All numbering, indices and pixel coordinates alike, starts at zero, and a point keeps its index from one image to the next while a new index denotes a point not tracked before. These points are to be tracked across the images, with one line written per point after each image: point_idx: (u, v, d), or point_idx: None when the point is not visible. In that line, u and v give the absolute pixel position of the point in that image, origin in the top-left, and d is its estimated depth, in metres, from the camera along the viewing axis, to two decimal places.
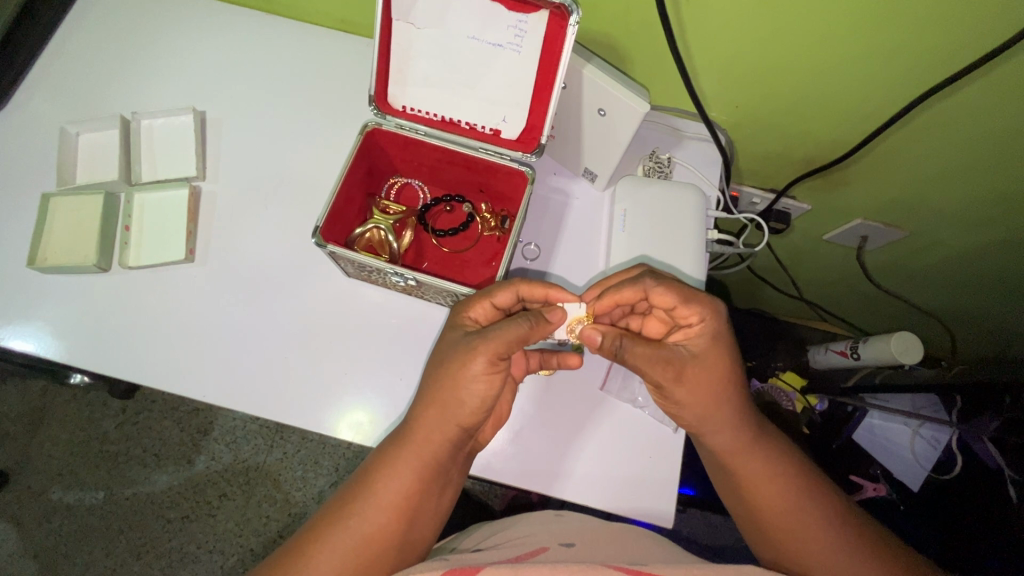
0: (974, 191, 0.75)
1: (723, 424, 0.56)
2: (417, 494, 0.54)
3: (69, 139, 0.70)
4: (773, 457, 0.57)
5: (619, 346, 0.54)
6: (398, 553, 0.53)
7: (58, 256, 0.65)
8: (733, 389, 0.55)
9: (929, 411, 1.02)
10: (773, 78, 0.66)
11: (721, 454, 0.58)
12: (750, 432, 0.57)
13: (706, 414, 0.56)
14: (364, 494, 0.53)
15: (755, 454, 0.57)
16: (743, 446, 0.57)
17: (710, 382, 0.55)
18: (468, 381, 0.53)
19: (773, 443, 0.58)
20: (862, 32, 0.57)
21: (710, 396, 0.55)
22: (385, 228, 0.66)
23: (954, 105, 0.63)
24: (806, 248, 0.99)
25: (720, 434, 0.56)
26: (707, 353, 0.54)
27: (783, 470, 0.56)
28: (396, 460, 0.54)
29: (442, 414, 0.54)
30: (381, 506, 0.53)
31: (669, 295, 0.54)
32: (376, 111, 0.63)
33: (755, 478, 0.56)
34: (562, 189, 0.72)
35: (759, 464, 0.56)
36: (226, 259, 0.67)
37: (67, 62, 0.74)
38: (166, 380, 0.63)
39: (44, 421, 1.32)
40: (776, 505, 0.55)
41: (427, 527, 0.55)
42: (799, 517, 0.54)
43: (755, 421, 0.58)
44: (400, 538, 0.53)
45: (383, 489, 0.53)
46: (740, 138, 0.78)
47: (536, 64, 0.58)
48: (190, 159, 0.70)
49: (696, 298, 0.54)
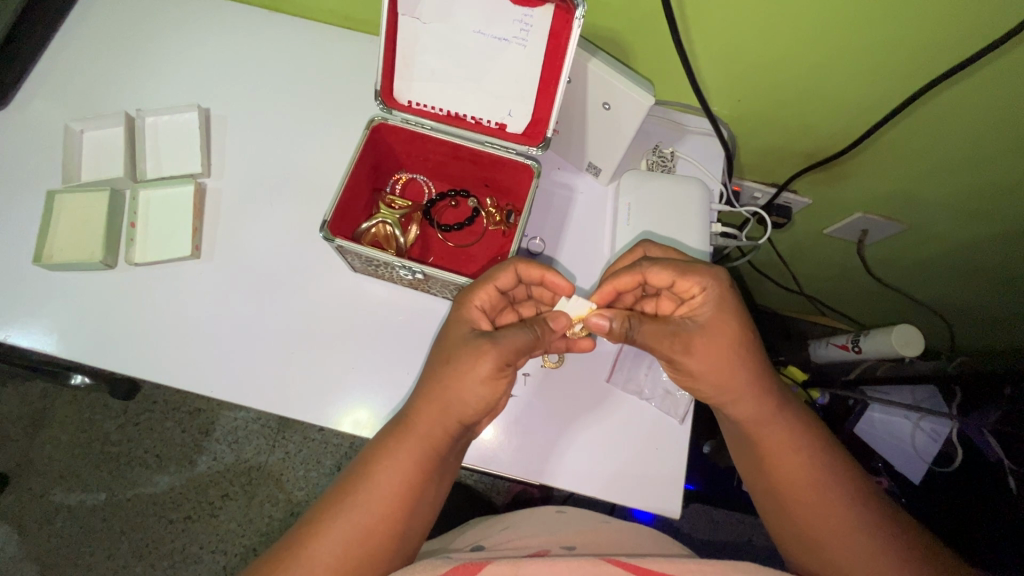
0: (975, 184, 0.75)
1: (743, 393, 0.56)
2: (416, 479, 0.54)
3: (74, 136, 0.70)
4: (796, 430, 0.57)
5: (625, 328, 0.56)
6: (402, 539, 0.53)
7: (64, 254, 0.65)
8: (750, 355, 0.56)
9: (929, 404, 1.02)
10: (776, 71, 0.66)
11: (744, 422, 0.58)
12: (773, 400, 0.57)
13: (723, 381, 0.56)
14: (362, 481, 0.54)
15: (780, 422, 0.57)
16: (768, 413, 0.57)
17: (721, 350, 0.55)
18: (463, 370, 0.53)
19: (797, 414, 0.58)
20: (863, 26, 0.58)
21: (725, 363, 0.55)
22: (392, 223, 0.66)
23: (954, 98, 0.64)
24: (806, 243, 1.00)
25: (742, 401, 0.57)
26: (714, 321, 0.55)
27: (805, 440, 0.57)
28: (393, 445, 0.54)
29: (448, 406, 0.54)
30: (381, 492, 0.53)
31: (668, 268, 0.56)
32: (382, 106, 0.63)
33: (774, 448, 0.57)
34: (567, 184, 0.72)
35: (780, 435, 0.57)
36: (231, 256, 0.68)
37: (71, 59, 0.74)
38: (172, 377, 0.63)
39: (45, 422, 1.32)
40: (796, 473, 0.56)
41: (427, 512, 0.56)
42: (817, 486, 0.55)
43: (779, 395, 0.58)
44: (404, 522, 0.53)
45: (382, 475, 0.54)
46: (742, 132, 0.78)
47: (541, 58, 0.59)
48: (195, 156, 0.70)
49: (693, 270, 0.56)
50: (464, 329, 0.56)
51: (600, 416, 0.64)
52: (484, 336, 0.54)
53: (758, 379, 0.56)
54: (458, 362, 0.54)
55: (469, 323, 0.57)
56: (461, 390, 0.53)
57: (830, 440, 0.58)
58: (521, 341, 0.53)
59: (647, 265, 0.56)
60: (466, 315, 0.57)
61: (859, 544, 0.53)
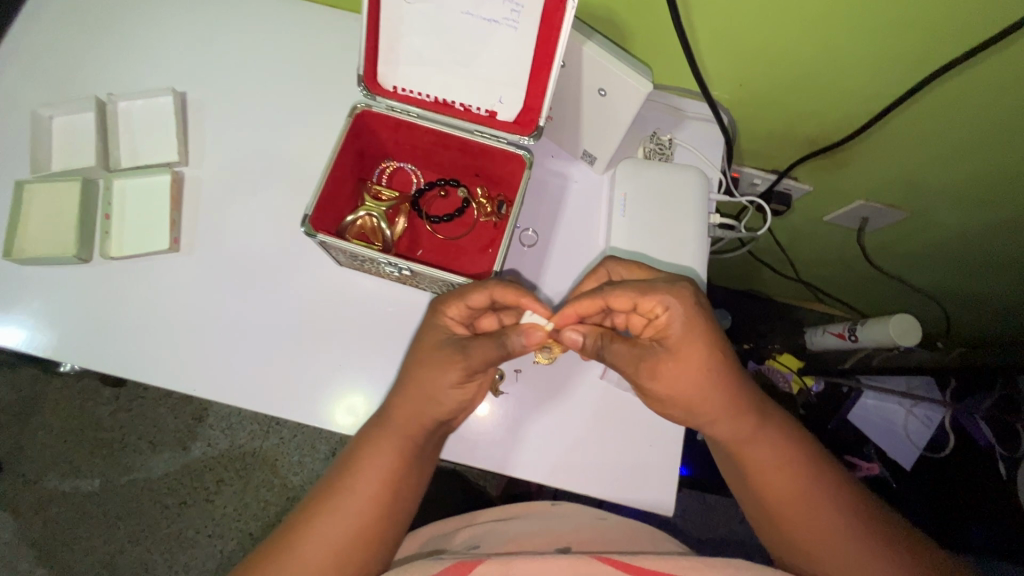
0: (978, 172, 0.73)
1: (718, 414, 0.55)
2: (400, 476, 0.54)
3: (42, 122, 0.66)
4: (779, 443, 0.56)
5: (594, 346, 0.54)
6: (391, 534, 0.53)
7: (36, 247, 0.62)
8: (725, 375, 0.54)
9: (923, 391, 1.03)
10: (781, 54, 0.63)
11: (723, 440, 0.57)
12: (753, 416, 0.56)
13: (694, 404, 0.54)
14: (348, 483, 0.53)
15: (761, 439, 0.56)
16: (746, 431, 0.56)
17: (687, 374, 0.53)
18: (433, 376, 0.52)
19: (780, 426, 0.57)
20: (868, 9, 0.55)
21: (693, 387, 0.53)
22: (378, 215, 0.63)
23: (965, 83, 0.61)
24: (805, 230, 0.98)
25: (716, 423, 0.56)
26: (683, 341, 0.52)
27: (789, 452, 0.56)
28: (370, 445, 0.54)
29: (418, 400, 0.53)
30: (367, 491, 0.53)
31: (627, 289, 0.53)
32: (366, 91, 0.60)
33: (759, 465, 0.56)
34: (560, 173, 0.70)
35: (765, 450, 0.56)
36: (214, 247, 0.65)
37: (38, 39, 0.70)
38: (154, 374, 0.61)
39: (36, 410, 1.30)
40: (780, 485, 0.55)
41: (412, 504, 0.55)
42: (801, 498, 0.54)
43: (758, 408, 0.56)
44: (392, 518, 0.53)
45: (364, 476, 0.53)
46: (742, 118, 0.75)
47: (533, 41, 0.55)
48: (171, 143, 0.66)
49: (653, 290, 0.52)
50: (437, 335, 0.54)
51: (591, 414, 0.63)
52: (458, 345, 0.53)
53: (737, 396, 0.55)
54: (429, 367, 0.53)
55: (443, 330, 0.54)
56: (431, 389, 0.53)
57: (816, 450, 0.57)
58: (491, 352, 0.51)
59: (610, 288, 0.53)
60: (435, 325, 0.55)
61: (852, 558, 0.52)
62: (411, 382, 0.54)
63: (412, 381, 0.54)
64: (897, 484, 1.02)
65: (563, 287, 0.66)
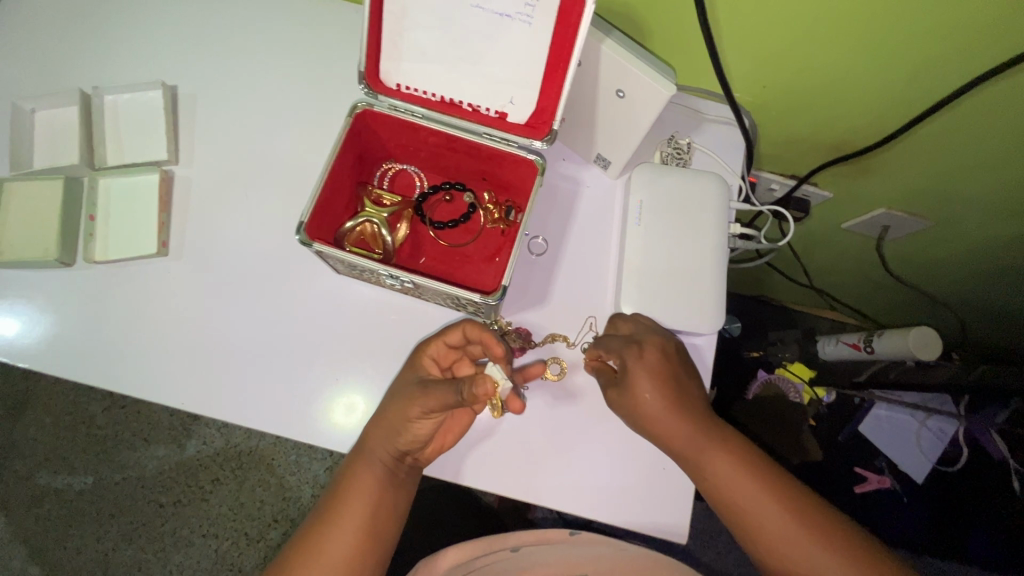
0: (1010, 184, 0.69)
1: (672, 425, 0.53)
2: (381, 502, 0.54)
3: (23, 116, 0.62)
4: (737, 451, 0.53)
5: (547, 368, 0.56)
6: (378, 558, 0.54)
7: (16, 249, 0.59)
8: (676, 401, 0.54)
9: (937, 404, 0.96)
10: (809, 56, 0.59)
11: (680, 453, 0.54)
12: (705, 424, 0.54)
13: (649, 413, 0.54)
14: (331, 511, 0.54)
15: (717, 449, 0.53)
16: (699, 447, 0.53)
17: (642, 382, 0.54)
18: (396, 411, 0.53)
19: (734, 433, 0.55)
20: (907, 9, 0.51)
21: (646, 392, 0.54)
22: (378, 221, 0.60)
23: (1006, 91, 0.57)
24: (822, 236, 0.94)
25: (671, 433, 0.53)
26: (637, 385, 0.54)
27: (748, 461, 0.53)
28: (347, 474, 0.55)
29: (385, 432, 0.53)
30: (348, 521, 0.53)
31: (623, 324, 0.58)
32: (367, 89, 0.56)
33: (721, 476, 0.53)
34: (572, 177, 0.66)
35: (724, 460, 0.53)
36: (205, 250, 0.62)
37: (21, 27, 0.66)
38: (140, 383, 0.58)
39: (27, 405, 1.27)
40: (738, 498, 0.52)
41: (393, 527, 0.56)
42: (769, 510, 0.51)
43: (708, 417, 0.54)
44: (375, 543, 0.54)
45: (342, 518, 0.53)
46: (763, 121, 0.71)
47: (548, 38, 0.52)
48: (160, 140, 0.63)
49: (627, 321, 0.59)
50: (410, 373, 0.55)
51: (593, 431, 0.59)
52: (420, 384, 0.53)
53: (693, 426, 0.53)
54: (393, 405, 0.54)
55: (417, 371, 0.55)
56: (396, 424, 0.52)
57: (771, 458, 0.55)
58: (446, 398, 0.50)
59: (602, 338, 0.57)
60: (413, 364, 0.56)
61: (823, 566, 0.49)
62: (381, 415, 0.54)
63: (380, 414, 0.54)
64: (907, 498, 1.00)
65: (573, 299, 0.63)
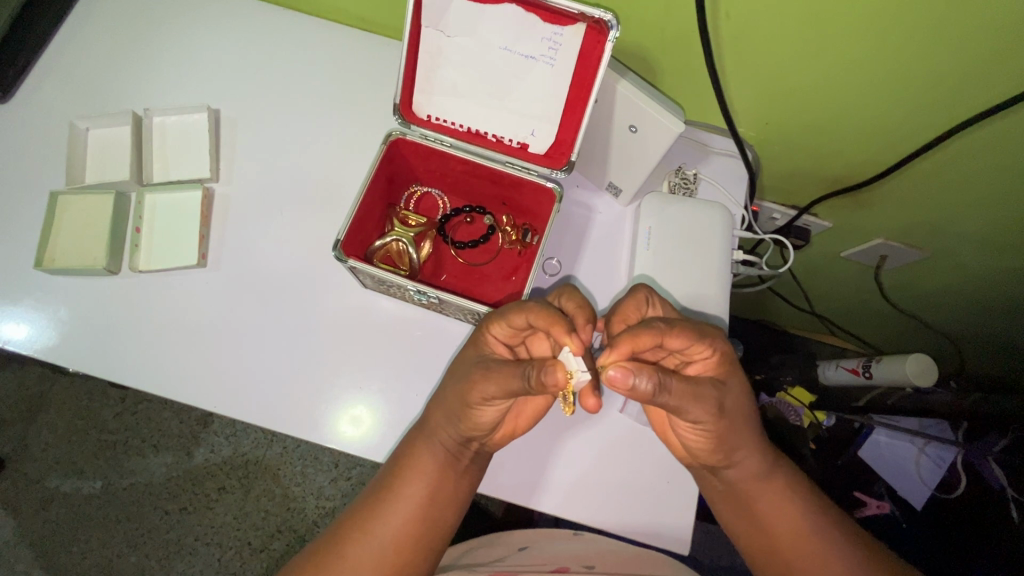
0: (998, 219, 0.73)
1: (741, 456, 0.57)
2: (441, 485, 0.56)
3: (79, 134, 0.67)
4: (789, 484, 0.59)
5: (655, 388, 0.46)
6: (436, 537, 0.56)
7: (66, 257, 0.63)
8: (741, 431, 0.55)
9: (935, 431, 1.00)
10: (810, 95, 0.64)
11: (739, 484, 0.59)
12: (770, 459, 0.58)
13: (719, 440, 0.54)
14: (388, 491, 0.56)
15: (774, 482, 0.58)
16: (761, 481, 0.58)
17: (732, 414, 0.54)
18: (460, 393, 0.53)
19: (789, 469, 0.60)
20: (899, 57, 0.56)
21: (723, 427, 0.53)
22: (406, 240, 0.64)
23: (993, 133, 0.61)
24: (822, 264, 0.98)
25: (740, 464, 0.57)
26: (705, 393, 0.51)
27: (796, 493, 0.58)
28: (410, 452, 0.57)
29: (446, 415, 0.55)
30: (407, 499, 0.55)
31: (688, 335, 0.51)
32: (401, 120, 0.61)
33: (769, 508, 0.58)
34: (585, 203, 0.70)
35: (775, 492, 0.58)
36: (239, 264, 0.66)
37: (80, 53, 0.72)
38: (172, 386, 0.62)
39: (43, 408, 1.30)
40: (782, 531, 0.57)
41: (451, 516, 0.57)
42: (810, 546, 0.56)
43: (770, 451, 0.59)
44: (434, 523, 0.56)
45: (400, 496, 0.55)
46: (766, 155, 0.76)
47: (570, 77, 0.56)
48: (204, 160, 0.68)
49: (704, 337, 0.52)
50: (472, 353, 0.55)
51: (593, 438, 0.63)
52: (483, 366, 0.52)
53: (746, 435, 0.56)
54: (457, 384, 0.54)
55: (481, 350, 0.55)
56: (456, 407, 0.54)
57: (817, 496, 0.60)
58: (512, 384, 0.49)
59: (639, 327, 0.49)
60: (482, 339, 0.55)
61: None
62: (446, 396, 0.55)
63: (446, 394, 0.55)
64: (907, 525, 0.99)
65: None
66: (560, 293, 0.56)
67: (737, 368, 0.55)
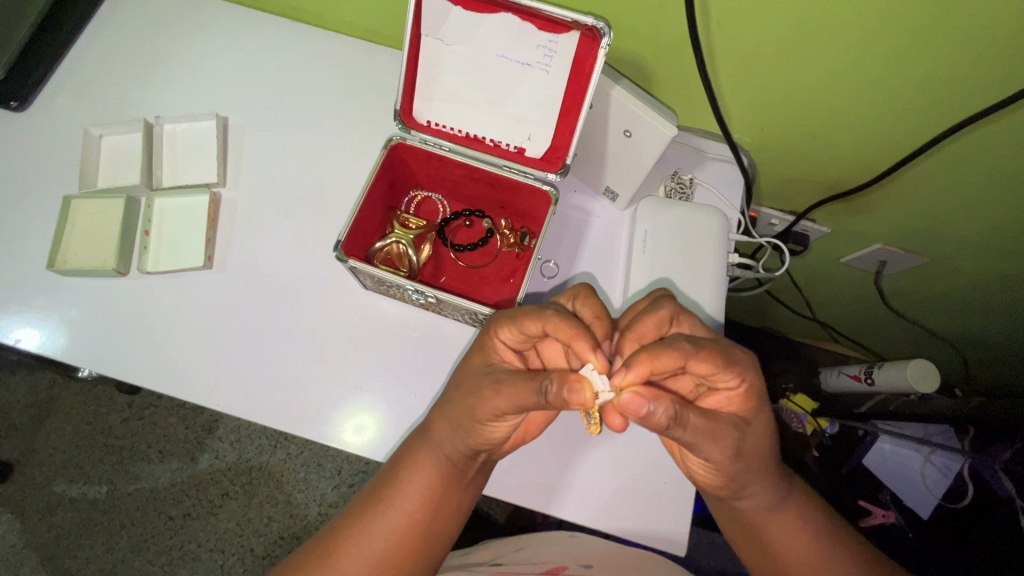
0: (994, 222, 0.74)
1: (757, 489, 0.54)
2: (439, 491, 0.56)
3: (92, 141, 0.70)
4: (802, 510, 0.57)
5: (670, 419, 0.44)
6: (435, 545, 0.56)
7: (78, 259, 0.65)
8: (759, 466, 0.52)
9: (941, 438, 0.98)
10: (801, 101, 0.65)
11: (750, 515, 0.57)
12: (784, 489, 0.56)
13: (739, 476, 0.52)
14: (384, 494, 0.56)
15: (786, 511, 0.56)
16: (773, 511, 0.56)
17: (755, 452, 0.51)
18: (469, 404, 0.53)
19: (804, 496, 0.58)
20: (885, 62, 0.58)
21: (744, 467, 0.51)
22: (405, 242, 0.66)
23: (984, 137, 0.62)
24: (822, 270, 0.98)
25: (753, 497, 0.55)
26: (725, 427, 0.48)
27: (811, 521, 0.57)
28: (411, 458, 0.57)
29: (452, 426, 0.55)
30: (404, 502, 0.56)
31: (717, 362, 0.47)
32: (401, 125, 0.64)
33: (779, 536, 0.56)
34: (582, 208, 0.72)
35: (787, 521, 0.56)
36: (244, 266, 0.67)
37: (95, 63, 0.75)
38: (176, 387, 0.63)
39: (51, 413, 1.32)
40: (790, 559, 0.56)
41: (451, 527, 0.58)
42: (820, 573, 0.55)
43: (786, 481, 0.56)
44: (430, 531, 0.56)
45: (399, 499, 0.56)
46: (762, 160, 0.77)
47: (563, 83, 0.58)
48: (212, 166, 0.70)
49: (737, 365, 0.48)
50: (481, 362, 0.55)
51: (591, 440, 0.64)
52: (493, 377, 0.52)
53: (763, 473, 0.53)
54: (465, 395, 0.54)
55: (491, 359, 0.55)
56: (464, 420, 0.53)
57: (830, 519, 0.58)
58: (525, 398, 0.49)
59: (660, 345, 0.46)
60: (489, 345, 0.54)
61: None
62: (454, 407, 0.55)
63: (453, 404, 0.55)
64: (913, 534, 0.97)
65: None
66: (576, 294, 0.55)
67: (766, 400, 0.51)
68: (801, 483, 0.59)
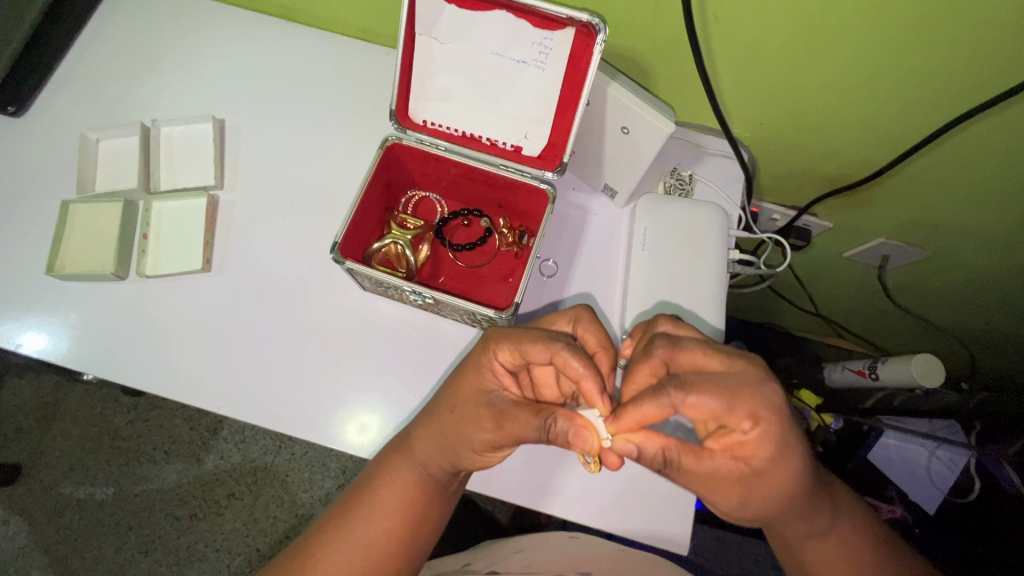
0: (998, 215, 0.73)
1: (793, 519, 0.51)
2: (421, 499, 0.56)
3: (90, 145, 0.70)
4: (848, 531, 0.54)
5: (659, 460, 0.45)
6: (417, 553, 0.57)
7: (77, 263, 0.65)
8: (797, 501, 0.49)
9: (946, 433, 0.97)
10: (800, 94, 0.64)
11: (789, 536, 0.54)
12: (830, 513, 0.53)
13: (764, 513, 0.48)
14: (366, 501, 0.56)
15: (829, 533, 0.53)
16: (815, 533, 0.53)
17: (772, 496, 0.46)
18: (461, 426, 0.52)
19: (851, 518, 0.54)
20: (884, 55, 0.57)
21: (758, 507, 0.48)
22: (403, 242, 0.66)
23: (986, 129, 0.61)
24: (825, 265, 0.97)
25: (789, 525, 0.52)
26: (723, 473, 0.45)
27: (855, 543, 0.54)
28: (392, 470, 0.56)
29: (439, 445, 0.54)
30: (385, 510, 0.56)
31: (714, 408, 0.43)
32: (397, 125, 0.63)
33: (820, 559, 0.54)
34: (581, 206, 0.71)
35: (829, 543, 0.54)
36: (244, 268, 0.67)
37: (90, 67, 0.75)
38: (178, 389, 0.63)
39: (57, 416, 1.33)
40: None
41: (432, 534, 0.58)
42: None
43: (830, 506, 0.53)
44: (412, 541, 0.56)
45: (380, 507, 0.56)
46: (762, 155, 0.76)
47: (559, 81, 0.58)
48: (209, 168, 0.70)
49: (741, 408, 0.42)
50: (475, 384, 0.53)
51: None
52: (492, 405, 0.51)
53: (796, 508, 0.49)
54: (458, 418, 0.53)
55: (485, 381, 0.53)
56: (455, 444, 0.53)
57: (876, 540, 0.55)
58: (525, 431, 0.48)
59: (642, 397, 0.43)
60: (484, 366, 0.52)
61: None
62: (444, 427, 0.53)
63: (440, 420, 0.54)
64: (920, 529, 0.97)
65: None
66: (577, 316, 0.54)
67: (791, 444, 0.44)
68: (851, 501, 0.56)
